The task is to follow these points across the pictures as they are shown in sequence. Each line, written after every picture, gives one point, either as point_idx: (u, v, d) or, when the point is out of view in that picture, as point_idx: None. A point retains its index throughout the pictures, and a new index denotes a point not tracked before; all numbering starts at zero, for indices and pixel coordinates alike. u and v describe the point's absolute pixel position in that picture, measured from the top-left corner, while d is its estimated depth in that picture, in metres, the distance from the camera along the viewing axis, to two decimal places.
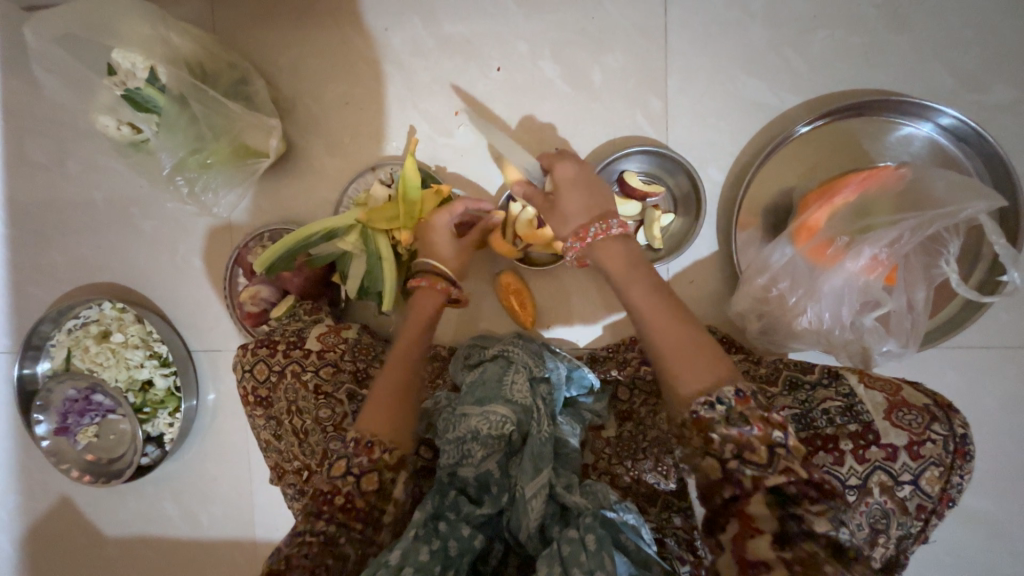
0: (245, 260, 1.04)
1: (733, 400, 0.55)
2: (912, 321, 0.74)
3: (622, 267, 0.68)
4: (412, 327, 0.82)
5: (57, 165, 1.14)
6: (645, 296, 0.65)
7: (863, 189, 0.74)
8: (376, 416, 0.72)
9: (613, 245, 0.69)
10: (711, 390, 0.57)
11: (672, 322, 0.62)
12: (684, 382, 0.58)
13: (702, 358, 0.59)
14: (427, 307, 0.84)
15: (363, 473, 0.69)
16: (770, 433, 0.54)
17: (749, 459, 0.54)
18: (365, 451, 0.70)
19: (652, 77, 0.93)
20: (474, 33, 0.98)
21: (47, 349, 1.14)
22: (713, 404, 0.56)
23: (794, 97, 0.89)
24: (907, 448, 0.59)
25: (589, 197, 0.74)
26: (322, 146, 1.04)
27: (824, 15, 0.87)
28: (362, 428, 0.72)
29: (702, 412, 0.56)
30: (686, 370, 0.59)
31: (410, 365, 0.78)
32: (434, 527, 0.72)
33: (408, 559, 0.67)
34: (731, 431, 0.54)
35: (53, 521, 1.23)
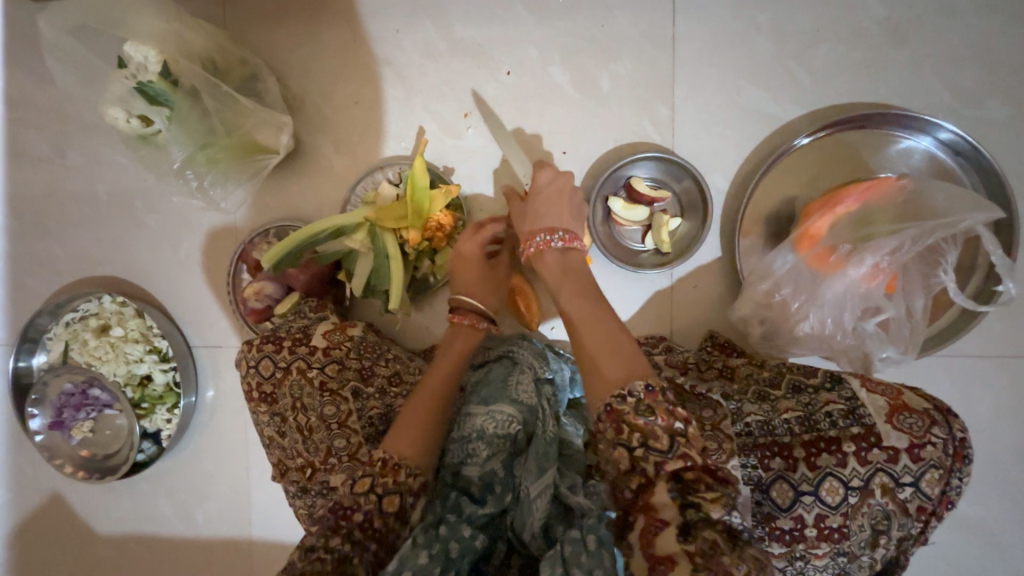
0: (249, 256, 1.03)
1: (642, 392, 0.59)
2: (911, 329, 0.76)
3: (557, 276, 0.78)
4: (451, 354, 0.85)
5: (60, 157, 1.13)
6: (575, 301, 0.73)
7: (863, 201, 0.76)
8: (405, 438, 0.73)
9: (547, 254, 0.79)
10: (625, 381, 0.61)
11: (596, 325, 0.68)
12: (603, 378, 0.63)
13: (621, 357, 0.64)
14: (465, 334, 0.88)
15: (387, 494, 0.70)
16: (673, 423, 0.57)
17: (655, 447, 0.57)
18: (391, 471, 0.71)
19: (660, 85, 0.95)
20: (485, 37, 0.99)
21: (44, 342, 1.13)
22: (625, 395, 0.60)
23: (798, 108, 0.91)
24: (908, 450, 0.61)
25: (554, 210, 0.83)
26: (331, 145, 1.05)
27: (828, 30, 0.89)
28: (389, 449, 0.73)
29: (614, 404, 0.60)
30: (606, 366, 0.64)
31: (445, 393, 0.80)
32: (435, 532, 0.71)
33: (406, 563, 0.67)
34: (638, 420, 0.58)
35: (44, 518, 1.20)
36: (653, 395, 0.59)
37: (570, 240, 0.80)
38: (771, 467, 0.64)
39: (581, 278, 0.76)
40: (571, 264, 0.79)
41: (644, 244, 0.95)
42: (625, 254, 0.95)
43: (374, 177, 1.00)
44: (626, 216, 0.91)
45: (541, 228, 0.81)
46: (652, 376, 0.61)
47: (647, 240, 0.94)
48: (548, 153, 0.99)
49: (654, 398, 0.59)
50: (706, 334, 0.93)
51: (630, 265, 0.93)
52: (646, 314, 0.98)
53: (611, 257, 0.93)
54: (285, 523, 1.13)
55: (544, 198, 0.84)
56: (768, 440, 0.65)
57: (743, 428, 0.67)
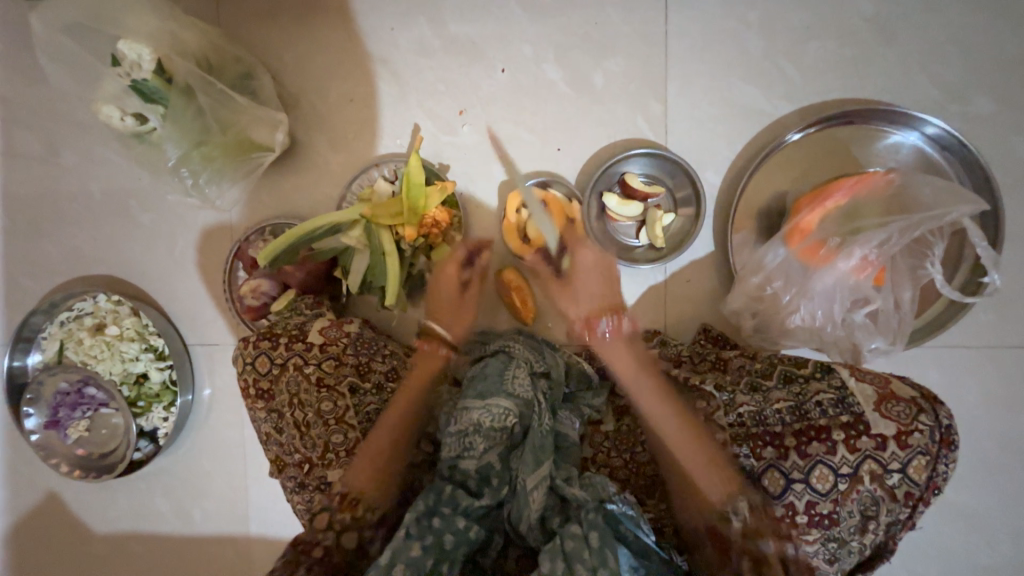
0: (246, 253, 1.04)
1: (744, 512, 0.64)
2: (898, 321, 0.78)
3: (631, 370, 0.78)
4: (411, 390, 0.86)
5: (53, 155, 1.13)
6: (653, 406, 0.73)
7: (853, 195, 0.77)
8: (364, 475, 0.77)
9: (615, 344, 0.82)
10: (728, 504, 0.65)
11: (684, 429, 0.70)
12: (704, 502, 0.67)
13: (723, 471, 0.66)
14: (429, 367, 0.90)
15: (344, 529, 0.74)
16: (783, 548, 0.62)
17: (737, 541, 0.64)
18: (347, 508, 0.75)
19: (653, 82, 0.96)
20: (479, 35, 0.99)
21: (38, 341, 1.13)
22: (733, 516, 0.64)
23: (789, 104, 0.92)
24: (896, 438, 0.63)
25: (592, 288, 0.87)
26: (326, 142, 1.05)
27: (817, 27, 0.90)
28: (347, 485, 0.77)
29: (719, 524, 0.65)
30: (708, 492, 0.66)
31: (403, 428, 0.83)
32: (428, 523, 0.74)
33: (399, 556, 0.71)
34: (746, 544, 0.63)
35: (40, 517, 1.20)
36: (754, 514, 0.64)
37: (624, 323, 0.84)
38: (763, 457, 0.67)
39: (656, 369, 0.78)
40: (640, 353, 0.81)
41: (639, 239, 0.96)
42: (620, 250, 0.97)
43: (369, 174, 1.00)
44: (620, 212, 0.92)
45: (602, 311, 0.85)
46: (745, 492, 0.65)
47: (642, 236, 0.95)
48: (542, 150, 0.99)
49: (755, 516, 0.63)
50: (700, 327, 0.94)
51: (625, 260, 0.94)
52: (640, 308, 0.99)
53: None
54: (283, 520, 1.13)
55: (585, 271, 0.88)
56: (760, 430, 0.68)
57: (735, 419, 0.70)
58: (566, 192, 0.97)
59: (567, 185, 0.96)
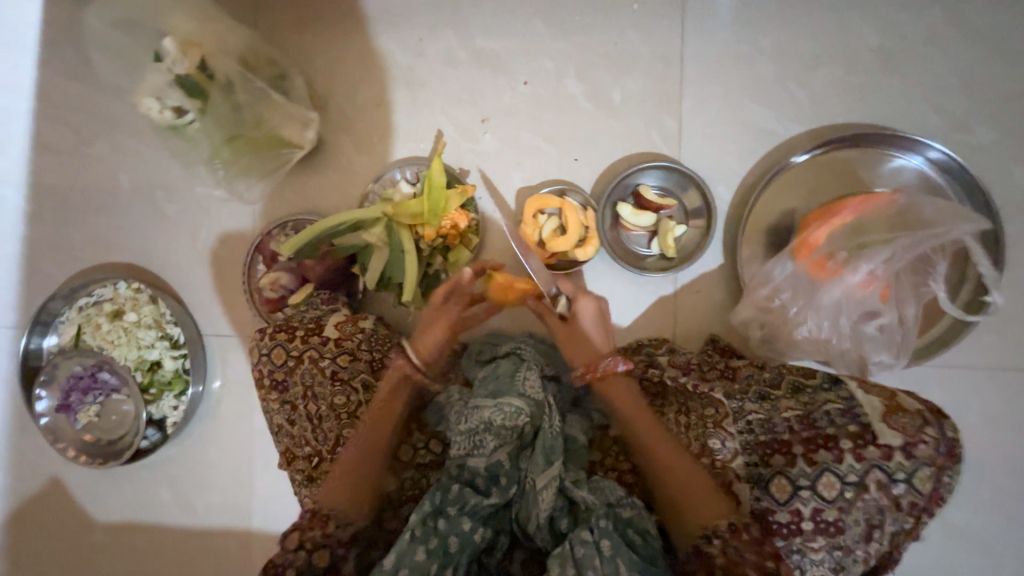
0: (266, 247, 1.06)
1: (726, 531, 0.65)
2: (903, 336, 0.80)
3: (631, 409, 0.78)
4: (381, 408, 0.83)
5: (85, 146, 1.17)
6: (654, 440, 0.74)
7: (858, 213, 0.81)
8: (336, 493, 0.77)
9: (615, 385, 0.81)
10: (709, 523, 0.67)
11: (676, 455, 0.72)
12: (687, 526, 0.68)
13: (703, 494, 0.69)
14: (396, 387, 0.86)
15: (316, 548, 0.73)
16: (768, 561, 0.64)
17: (716, 560, 0.65)
18: (319, 524, 0.75)
19: (669, 100, 1.00)
20: (503, 49, 1.04)
21: (55, 325, 1.14)
22: (710, 538, 0.66)
23: (799, 126, 0.96)
24: (903, 447, 0.65)
25: (591, 337, 0.85)
26: (351, 144, 1.09)
27: (825, 55, 0.95)
28: (319, 503, 0.77)
29: (703, 545, 0.66)
30: (690, 512, 0.68)
31: (377, 442, 0.81)
32: (433, 524, 0.76)
33: (404, 561, 0.72)
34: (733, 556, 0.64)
35: (41, 502, 1.20)
36: (738, 535, 0.65)
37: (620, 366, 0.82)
38: (771, 463, 0.70)
39: (652, 411, 0.78)
40: (636, 394, 0.80)
41: (650, 249, 0.99)
42: (632, 258, 0.99)
43: (392, 175, 1.03)
44: (632, 221, 0.95)
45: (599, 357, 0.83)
46: (731, 516, 0.66)
47: (654, 246, 0.98)
48: (560, 160, 1.03)
49: (738, 538, 0.65)
50: (708, 338, 0.96)
51: (637, 268, 0.97)
52: (650, 316, 1.02)
53: (619, 260, 0.97)
54: (286, 515, 1.13)
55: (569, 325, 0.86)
56: (767, 438, 0.71)
57: (745, 426, 0.73)
58: (581, 201, 0.99)
59: (583, 195, 0.99)
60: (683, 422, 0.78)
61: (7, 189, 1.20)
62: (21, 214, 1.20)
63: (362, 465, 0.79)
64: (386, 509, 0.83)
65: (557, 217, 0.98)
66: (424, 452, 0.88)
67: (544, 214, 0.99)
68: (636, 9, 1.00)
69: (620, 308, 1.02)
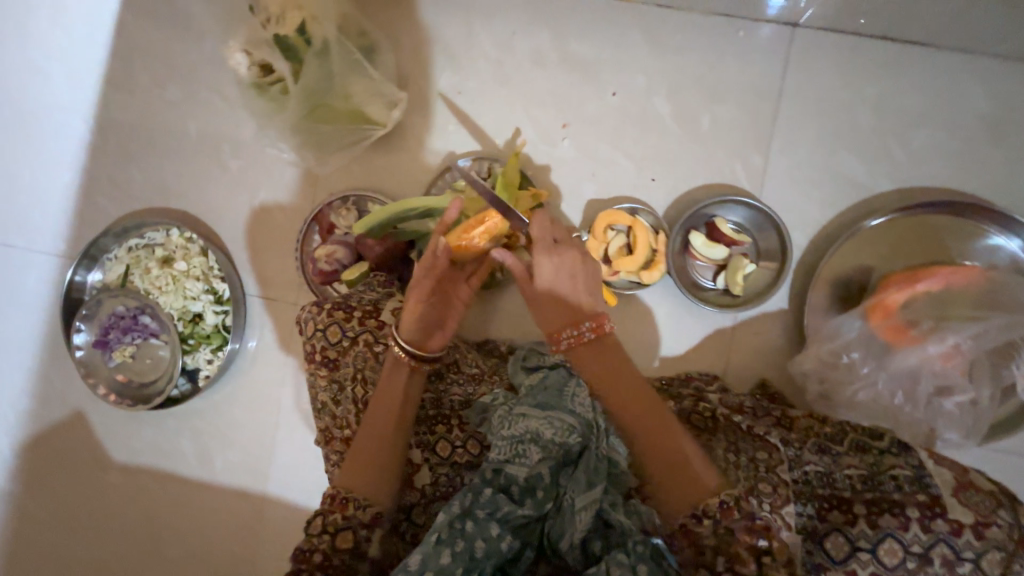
0: (324, 218, 1.05)
1: (717, 511, 0.64)
2: (973, 416, 0.79)
3: (603, 374, 0.76)
4: (388, 395, 0.79)
5: (159, 89, 1.17)
6: (627, 403, 0.74)
7: (946, 283, 0.80)
8: (353, 476, 0.74)
9: (590, 348, 0.77)
10: (699, 502, 0.66)
11: (658, 428, 0.71)
12: (672, 501, 0.68)
13: (689, 472, 0.68)
14: (400, 374, 0.80)
15: (338, 531, 0.70)
16: (756, 542, 0.63)
17: (705, 540, 0.64)
18: (338, 507, 0.72)
19: (757, 135, 0.98)
20: (596, 56, 1.02)
21: (102, 261, 1.14)
22: (700, 518, 0.65)
23: (889, 183, 0.94)
24: (974, 526, 0.61)
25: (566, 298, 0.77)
26: (426, 128, 1.07)
27: (929, 115, 0.93)
28: (339, 486, 0.74)
29: (691, 525, 0.65)
30: (672, 489, 0.68)
31: (386, 427, 0.77)
32: (460, 526, 0.73)
33: (429, 562, 0.69)
34: (721, 544, 0.63)
35: (62, 432, 1.20)
36: (729, 514, 0.64)
37: (599, 328, 0.77)
38: (828, 519, 0.66)
39: (630, 373, 0.75)
40: (615, 355, 0.76)
41: (714, 282, 0.97)
42: (694, 289, 0.97)
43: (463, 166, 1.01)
44: (706, 253, 0.94)
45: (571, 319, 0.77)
46: (721, 493, 0.65)
47: (719, 280, 0.96)
48: (636, 177, 1.01)
49: (729, 517, 0.64)
50: (758, 382, 0.95)
51: (699, 300, 0.95)
52: (701, 350, 1.00)
53: (683, 288, 0.95)
54: (302, 485, 1.13)
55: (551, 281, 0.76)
56: (826, 492, 0.68)
57: (800, 476, 0.71)
58: (653, 222, 0.97)
59: (655, 216, 0.97)
60: (732, 459, 0.74)
61: (74, 119, 1.20)
62: (84, 146, 1.20)
63: (377, 446, 0.76)
64: (417, 503, 0.83)
65: (625, 234, 0.96)
66: (462, 453, 0.85)
67: (613, 230, 0.96)
68: (738, 36, 0.98)
69: (674, 337, 1.00)
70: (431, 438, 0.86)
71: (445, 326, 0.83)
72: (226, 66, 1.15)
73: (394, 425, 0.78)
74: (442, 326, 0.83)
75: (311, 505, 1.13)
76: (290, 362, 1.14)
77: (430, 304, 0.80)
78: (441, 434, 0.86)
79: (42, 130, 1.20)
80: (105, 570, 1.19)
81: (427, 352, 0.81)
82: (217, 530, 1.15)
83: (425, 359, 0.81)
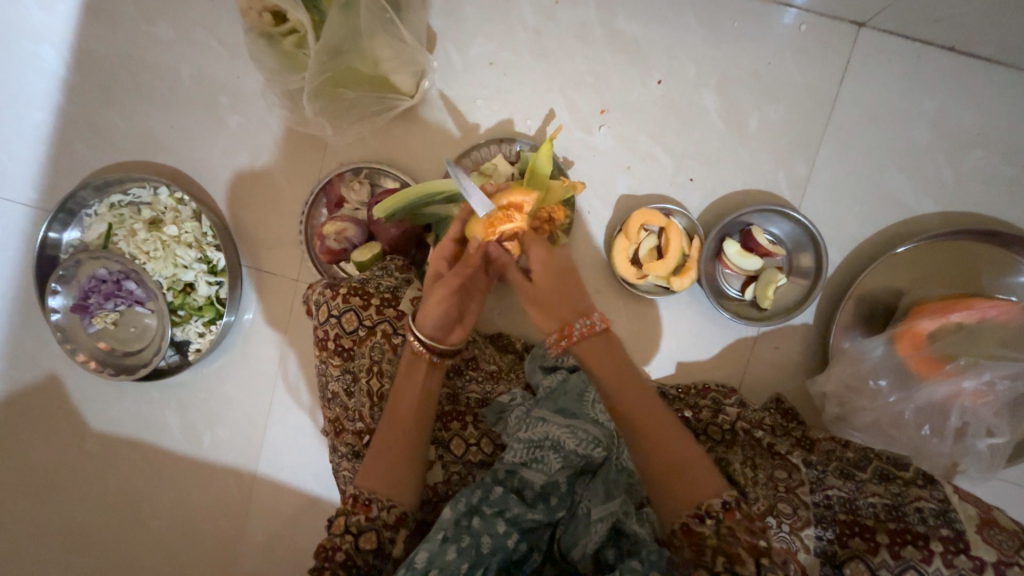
0: (334, 190, 0.97)
1: (718, 511, 0.60)
2: (995, 447, 0.80)
3: (604, 371, 0.71)
4: (408, 391, 0.75)
5: (147, 25, 1.03)
6: (629, 398, 0.69)
7: (983, 316, 0.78)
8: (375, 472, 0.70)
9: (594, 344, 0.72)
10: (700, 500, 0.61)
11: (657, 425, 0.67)
12: (673, 500, 0.63)
13: (691, 469, 0.63)
14: (419, 372, 0.76)
15: (361, 532, 0.66)
16: (756, 542, 0.58)
17: (706, 540, 0.59)
18: (362, 509, 0.67)
19: (806, 142, 0.93)
20: (646, 37, 0.94)
21: (80, 217, 1.03)
22: (703, 517, 0.60)
23: (934, 204, 0.92)
24: (994, 564, 0.63)
25: (564, 294, 0.74)
26: (452, 99, 0.98)
27: (983, 137, 0.91)
28: (361, 485, 0.70)
29: (693, 525, 0.61)
30: (671, 487, 0.63)
31: (409, 426, 0.74)
32: (466, 523, 0.68)
33: (435, 559, 0.64)
34: (720, 542, 0.59)
35: (33, 398, 1.11)
36: (731, 514, 0.60)
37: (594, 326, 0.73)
38: (849, 545, 0.66)
39: (631, 370, 0.71)
40: (619, 354, 0.72)
41: (742, 293, 0.94)
42: (719, 297, 0.94)
43: (490, 148, 0.93)
44: (739, 262, 0.90)
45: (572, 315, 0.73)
46: (726, 493, 0.62)
47: (747, 291, 0.93)
48: (675, 176, 0.95)
49: (731, 517, 0.60)
50: (772, 396, 0.93)
51: (724, 309, 0.91)
52: (722, 360, 0.97)
53: (710, 296, 0.90)
54: (296, 466, 1.08)
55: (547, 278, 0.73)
56: (849, 518, 0.68)
57: (823, 499, 0.70)
58: (687, 225, 0.92)
59: (690, 219, 0.91)
60: (752, 475, 0.73)
61: (45, 49, 1.05)
62: (57, 81, 1.06)
63: (399, 441, 0.72)
64: (428, 501, 0.80)
65: (657, 237, 0.90)
66: (475, 451, 0.82)
67: (645, 231, 0.91)
68: (800, 32, 0.91)
69: (696, 346, 0.97)
70: (446, 434, 0.83)
71: (465, 319, 0.79)
72: (228, 7, 1.02)
73: (415, 422, 0.74)
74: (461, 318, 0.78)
75: (305, 487, 1.08)
76: (288, 341, 1.07)
77: (455, 297, 0.75)
78: (455, 431, 0.83)
79: (7, 59, 1.05)
80: (77, 544, 1.11)
81: (446, 344, 0.77)
82: (201, 508, 1.09)
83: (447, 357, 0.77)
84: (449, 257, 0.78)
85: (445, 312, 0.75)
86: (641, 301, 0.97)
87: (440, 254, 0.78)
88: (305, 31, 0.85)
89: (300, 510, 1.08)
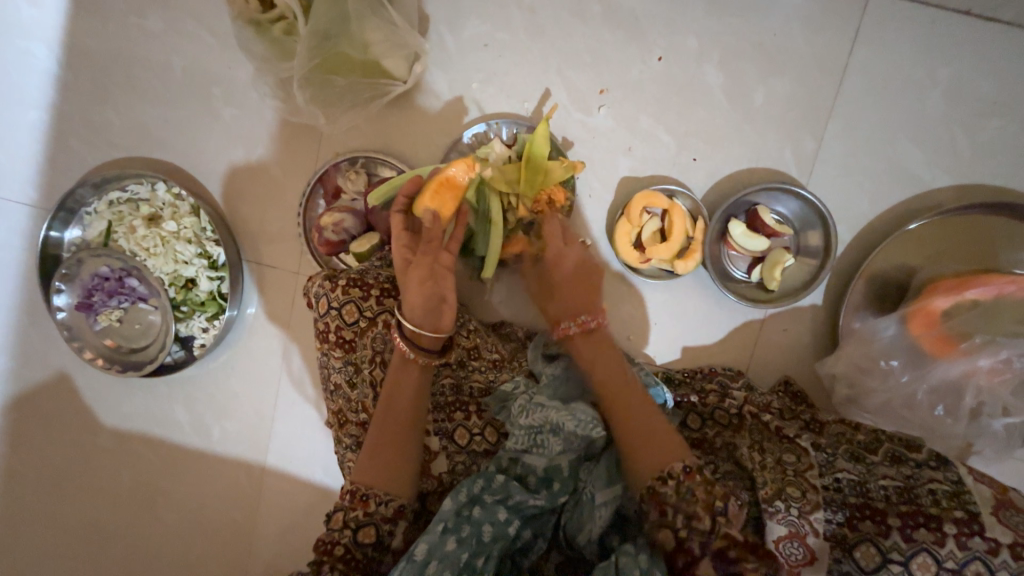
0: (330, 180, 0.95)
1: (680, 474, 0.63)
2: (1013, 427, 0.78)
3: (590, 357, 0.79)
4: (392, 389, 0.75)
5: (136, 18, 1.02)
6: (608, 383, 0.75)
7: (1000, 292, 0.75)
8: (369, 467, 0.71)
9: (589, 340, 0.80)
10: (663, 465, 0.65)
11: (630, 404, 0.72)
12: (639, 465, 0.67)
13: (657, 440, 0.67)
14: (404, 368, 0.75)
15: (360, 526, 0.67)
16: (713, 501, 0.61)
17: (669, 500, 0.63)
18: (360, 503, 0.68)
19: (814, 116, 0.89)
20: (646, 11, 0.90)
21: (80, 216, 1.03)
22: (665, 478, 0.64)
23: (950, 179, 0.88)
24: (1010, 546, 0.61)
25: (571, 292, 0.83)
26: (447, 84, 0.95)
27: (1003, 105, 0.87)
28: (357, 480, 0.70)
29: (656, 487, 0.64)
30: (640, 456, 0.67)
31: (404, 420, 0.73)
32: (467, 513, 0.68)
33: (435, 551, 0.64)
34: (682, 503, 0.62)
35: (46, 396, 1.13)
36: (692, 477, 0.63)
37: (587, 323, 0.81)
38: (860, 528, 0.64)
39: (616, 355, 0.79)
40: (603, 343, 0.80)
41: (749, 275, 0.91)
42: (725, 280, 0.91)
43: (487, 131, 0.91)
44: (746, 243, 0.87)
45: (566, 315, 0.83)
46: (688, 459, 0.65)
47: (754, 273, 0.90)
48: (678, 156, 0.92)
49: (692, 479, 0.63)
50: (781, 379, 0.92)
51: (730, 291, 0.89)
52: (729, 344, 0.95)
53: (715, 279, 0.88)
54: (304, 459, 1.09)
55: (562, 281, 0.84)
56: (860, 501, 0.66)
57: (833, 483, 0.68)
58: (691, 206, 0.89)
59: (694, 200, 0.88)
60: (759, 459, 0.72)
61: (37, 47, 1.04)
62: (50, 79, 1.05)
63: (387, 435, 0.72)
64: (433, 490, 0.81)
65: (660, 219, 0.88)
66: (479, 440, 0.82)
67: (648, 213, 0.88)
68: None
69: (701, 330, 0.95)
70: (449, 425, 0.83)
71: (448, 301, 0.76)
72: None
73: (403, 416, 0.74)
74: (443, 300, 0.76)
75: (315, 479, 1.09)
76: (292, 335, 1.07)
77: (430, 279, 0.75)
78: (459, 421, 0.83)
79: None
80: (95, 536, 1.14)
81: (442, 333, 0.76)
82: (213, 501, 1.11)
83: (434, 351, 0.76)
84: (415, 245, 0.79)
85: (422, 298, 0.74)
86: (645, 285, 0.95)
87: (403, 244, 0.78)
88: (293, 17, 0.83)
89: (309, 502, 1.09)
